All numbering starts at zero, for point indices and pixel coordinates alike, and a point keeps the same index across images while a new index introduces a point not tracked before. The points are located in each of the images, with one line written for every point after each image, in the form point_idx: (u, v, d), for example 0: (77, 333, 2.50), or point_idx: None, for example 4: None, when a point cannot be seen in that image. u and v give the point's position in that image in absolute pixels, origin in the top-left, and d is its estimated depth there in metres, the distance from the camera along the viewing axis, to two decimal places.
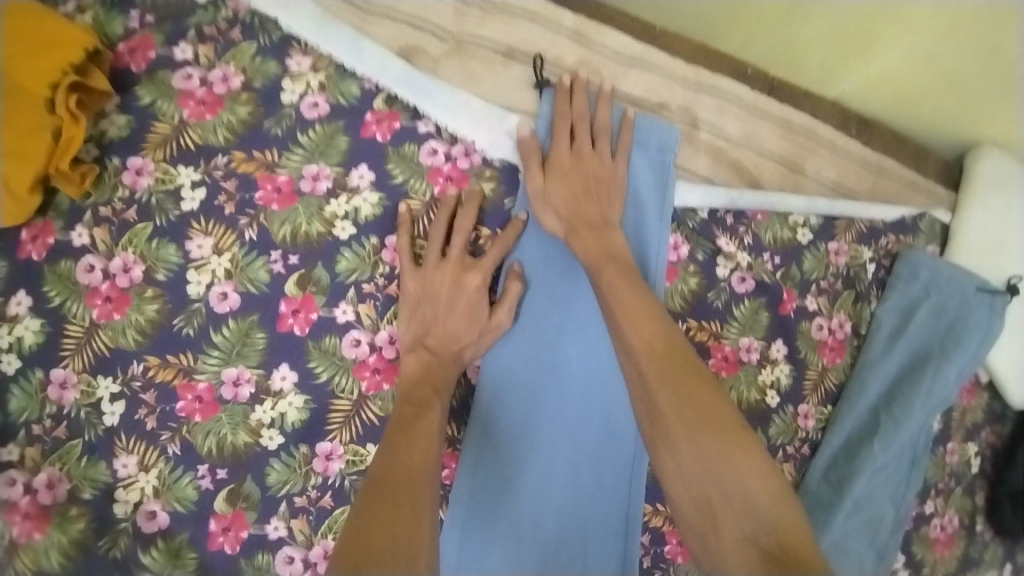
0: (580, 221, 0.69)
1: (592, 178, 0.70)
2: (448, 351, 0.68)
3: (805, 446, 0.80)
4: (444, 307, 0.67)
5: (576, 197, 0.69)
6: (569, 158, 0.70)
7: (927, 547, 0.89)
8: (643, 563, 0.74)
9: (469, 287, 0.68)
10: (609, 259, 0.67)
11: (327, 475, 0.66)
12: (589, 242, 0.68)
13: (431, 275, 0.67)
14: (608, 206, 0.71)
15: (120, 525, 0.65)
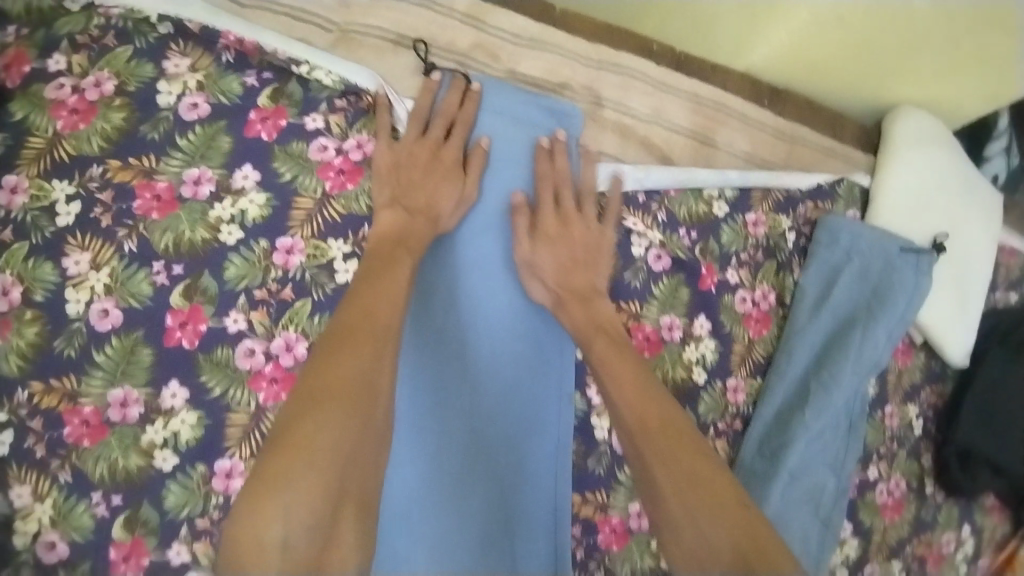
0: (569, 294, 0.69)
1: (580, 244, 0.70)
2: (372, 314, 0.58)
3: (737, 421, 0.78)
4: (392, 240, 0.64)
5: (568, 268, 0.70)
6: (556, 224, 0.70)
7: (875, 514, 0.86)
8: (577, 556, 0.70)
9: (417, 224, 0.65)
10: (598, 330, 0.68)
11: (229, 493, 0.64)
12: (578, 314, 0.69)
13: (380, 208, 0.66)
14: (597, 273, 0.71)
15: (20, 556, 0.60)
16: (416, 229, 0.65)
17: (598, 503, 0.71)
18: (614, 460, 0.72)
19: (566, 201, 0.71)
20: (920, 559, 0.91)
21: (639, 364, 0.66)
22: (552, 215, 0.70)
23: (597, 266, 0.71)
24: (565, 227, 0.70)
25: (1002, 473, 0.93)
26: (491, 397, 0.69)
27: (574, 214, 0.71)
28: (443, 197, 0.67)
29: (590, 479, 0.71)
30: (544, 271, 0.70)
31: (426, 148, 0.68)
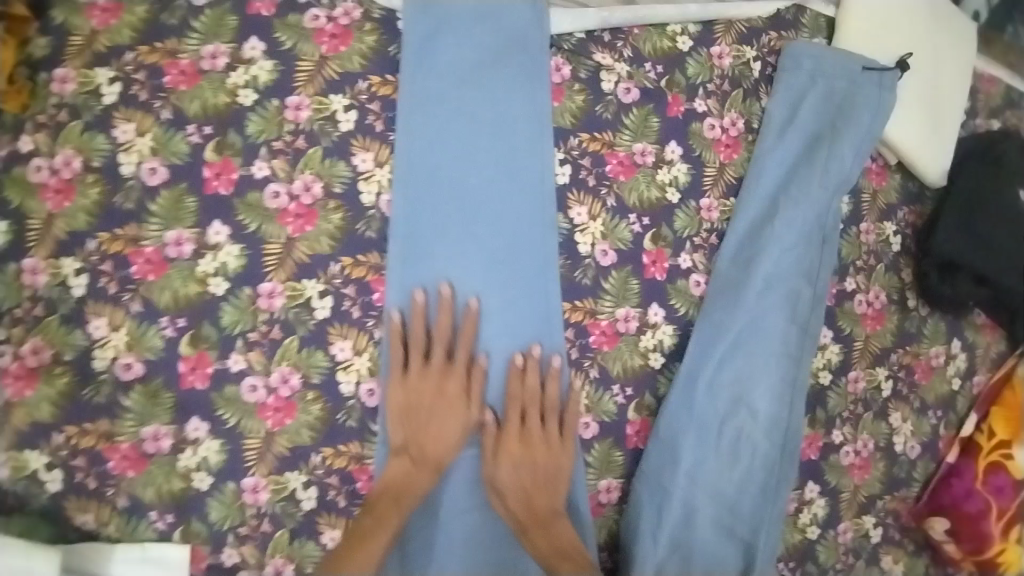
0: (533, 520, 0.75)
1: (543, 473, 0.76)
2: (428, 462, 0.74)
3: (713, 236, 0.86)
4: (426, 417, 0.74)
5: (527, 494, 0.76)
6: (519, 446, 0.76)
7: (856, 322, 0.91)
8: (572, 355, 0.79)
9: (450, 390, 0.74)
10: (561, 557, 0.74)
11: (273, 311, 0.74)
12: (542, 544, 0.74)
13: (416, 379, 0.74)
14: (555, 497, 0.76)
15: (100, 376, 0.72)
16: (447, 397, 0.74)
17: (587, 309, 0.80)
18: (599, 272, 0.80)
19: (531, 422, 0.77)
20: (908, 369, 0.94)
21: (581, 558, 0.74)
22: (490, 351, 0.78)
23: (556, 491, 0.76)
24: (530, 454, 0.76)
25: (987, 285, 0.94)
26: (470, 527, 0.78)
27: (537, 436, 0.76)
28: (460, 361, 0.75)
29: (578, 289, 0.80)
30: (506, 491, 0.75)
31: (445, 334, 0.75)
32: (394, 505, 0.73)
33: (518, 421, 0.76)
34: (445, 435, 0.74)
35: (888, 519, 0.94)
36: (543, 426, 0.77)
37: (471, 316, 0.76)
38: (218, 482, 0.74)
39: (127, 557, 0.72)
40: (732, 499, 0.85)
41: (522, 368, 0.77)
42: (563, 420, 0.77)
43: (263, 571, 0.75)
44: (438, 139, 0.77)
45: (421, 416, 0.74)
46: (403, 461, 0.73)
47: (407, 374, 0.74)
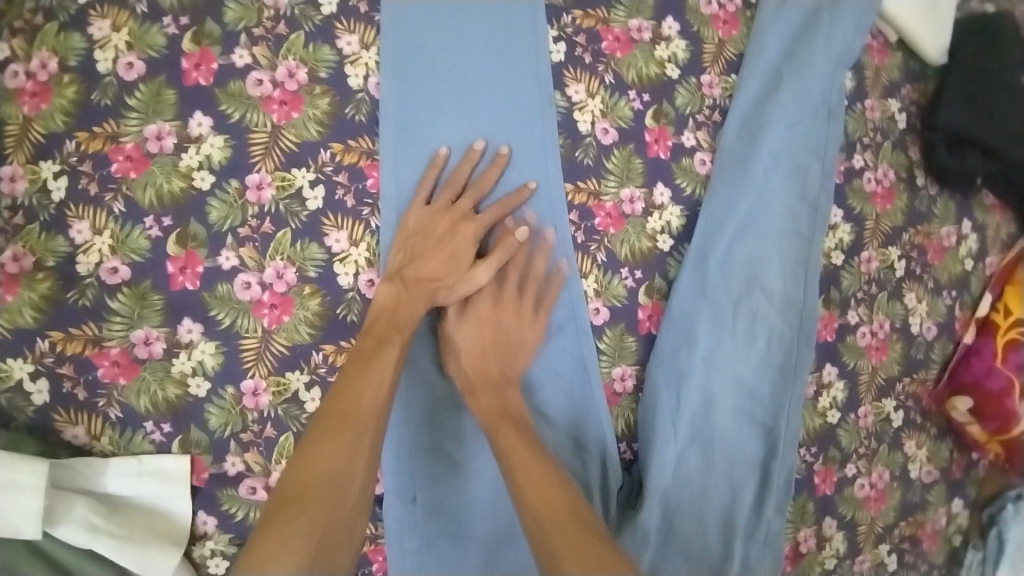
0: (478, 380, 0.73)
1: (507, 336, 0.75)
2: (422, 284, 0.70)
3: (716, 114, 0.83)
4: (435, 242, 0.71)
5: (484, 350, 0.74)
6: (490, 304, 0.74)
7: (866, 201, 0.88)
8: (577, 238, 0.77)
9: (463, 231, 0.71)
10: (504, 418, 0.71)
11: (262, 204, 0.70)
12: (485, 400, 0.72)
13: (428, 219, 0.71)
14: (512, 363, 0.75)
15: (85, 280, 0.67)
16: (456, 238, 0.71)
17: (590, 191, 0.77)
18: (601, 151, 0.77)
19: (524, 296, 0.75)
20: (921, 249, 0.92)
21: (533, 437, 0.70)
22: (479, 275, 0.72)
23: (516, 354, 0.75)
24: (497, 313, 0.74)
25: (996, 157, 0.92)
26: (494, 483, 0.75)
27: (511, 300, 0.75)
28: (463, 205, 0.72)
29: (580, 170, 0.77)
30: (463, 352, 0.74)
31: (462, 178, 0.73)
32: (393, 325, 0.68)
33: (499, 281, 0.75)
34: (439, 274, 0.71)
35: (908, 403, 0.93)
36: (520, 286, 0.75)
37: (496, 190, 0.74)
38: (215, 388, 0.70)
39: (121, 472, 0.67)
40: (751, 384, 0.82)
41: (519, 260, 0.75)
42: (546, 291, 0.76)
43: (268, 479, 0.71)
44: (443, 39, 0.74)
45: (426, 244, 0.71)
46: (396, 285, 0.69)
47: (428, 205, 0.72)
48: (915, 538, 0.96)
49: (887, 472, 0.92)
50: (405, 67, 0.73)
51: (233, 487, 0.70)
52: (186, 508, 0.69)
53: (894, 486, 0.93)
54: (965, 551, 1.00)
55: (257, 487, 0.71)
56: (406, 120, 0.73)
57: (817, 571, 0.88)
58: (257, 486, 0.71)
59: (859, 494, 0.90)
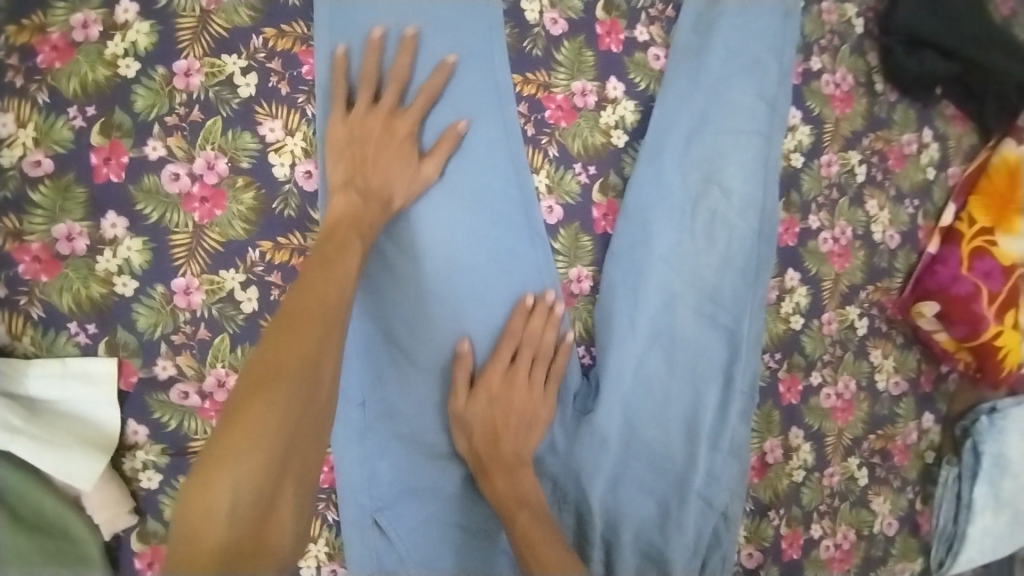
0: (493, 462, 0.72)
1: (517, 411, 0.73)
2: (373, 197, 0.66)
3: (668, 10, 0.82)
4: (374, 149, 0.67)
5: (494, 433, 0.73)
6: (501, 382, 0.73)
7: (825, 104, 0.87)
8: (528, 131, 0.75)
9: (399, 135, 0.68)
10: (520, 505, 0.71)
11: (191, 91, 0.67)
12: (501, 483, 0.71)
13: (359, 121, 0.67)
14: (523, 443, 0.74)
15: (6, 172, 0.63)
16: (394, 139, 0.68)
17: (540, 82, 0.75)
18: (550, 42, 0.76)
19: (521, 360, 0.73)
20: (881, 155, 0.91)
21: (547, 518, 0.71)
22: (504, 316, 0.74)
23: (527, 434, 0.74)
24: (509, 390, 0.73)
25: (955, 59, 0.89)
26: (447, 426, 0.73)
27: (522, 374, 0.73)
28: (386, 102, 0.68)
29: (529, 61, 0.75)
30: (474, 429, 0.72)
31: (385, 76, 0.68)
32: (352, 231, 0.63)
33: (507, 360, 0.73)
34: (393, 180, 0.67)
35: (873, 310, 0.91)
36: (531, 369, 0.74)
37: (519, 308, 0.74)
38: (144, 286, 0.66)
39: (45, 375, 0.65)
40: (712, 286, 0.80)
41: (521, 322, 0.73)
42: (553, 362, 0.75)
43: (202, 383, 0.67)
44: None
45: (365, 157, 0.66)
46: (350, 194, 0.65)
47: (349, 113, 0.67)
48: (885, 453, 0.94)
49: (853, 382, 0.90)
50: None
51: (165, 391, 0.67)
52: (114, 414, 0.66)
53: (862, 397, 0.91)
54: (939, 468, 0.98)
55: (189, 391, 0.67)
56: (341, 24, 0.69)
57: (784, 483, 0.86)
58: (190, 391, 0.67)
59: (826, 404, 0.88)
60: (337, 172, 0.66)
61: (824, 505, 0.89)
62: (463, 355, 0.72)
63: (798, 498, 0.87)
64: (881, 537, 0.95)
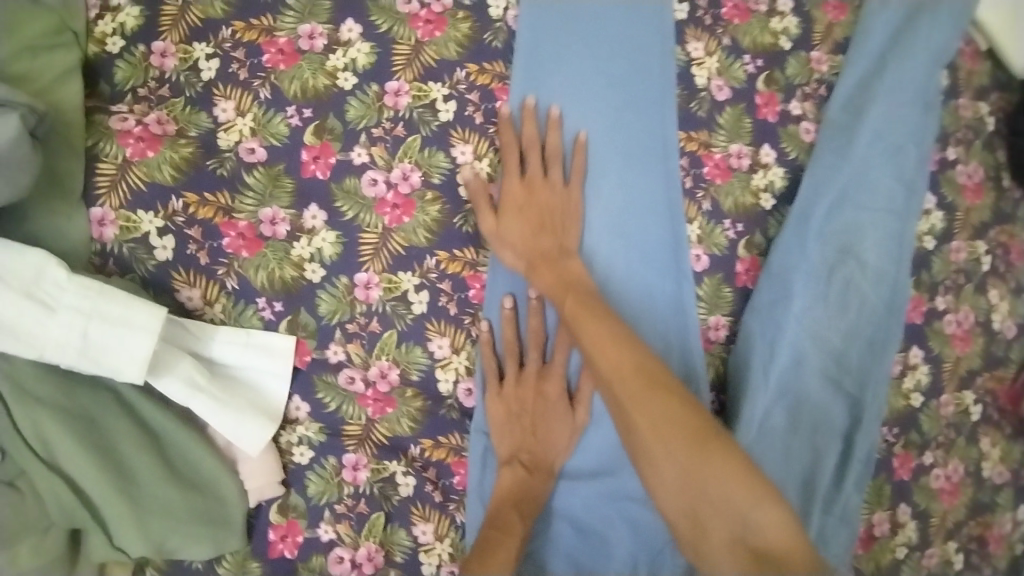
0: (539, 256, 0.73)
1: (547, 214, 0.74)
2: (541, 466, 0.74)
3: (822, 88, 0.86)
4: (532, 417, 0.74)
5: (535, 232, 0.74)
6: (523, 193, 0.74)
7: (958, 192, 0.91)
8: (686, 183, 0.80)
9: (550, 394, 0.74)
10: (567, 290, 0.72)
11: (397, 109, 0.74)
12: (549, 276, 0.72)
13: (515, 388, 0.74)
14: (566, 235, 0.75)
15: (224, 153, 0.71)
16: (547, 400, 0.75)
17: (701, 140, 0.80)
18: (714, 105, 0.81)
19: (529, 164, 0.75)
20: (1005, 248, 0.94)
21: (620, 326, 0.69)
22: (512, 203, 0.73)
23: (564, 231, 0.75)
24: (534, 230, 0.73)
25: None
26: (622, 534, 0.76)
27: (539, 179, 0.75)
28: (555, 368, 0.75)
29: (693, 119, 0.80)
30: (514, 240, 0.73)
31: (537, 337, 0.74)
32: (515, 512, 0.71)
33: (537, 171, 0.75)
34: (555, 438, 0.75)
35: (986, 398, 0.92)
36: (542, 167, 0.75)
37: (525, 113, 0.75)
38: (330, 276, 0.72)
39: (228, 340, 0.69)
40: (839, 350, 0.83)
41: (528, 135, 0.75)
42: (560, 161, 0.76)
43: (367, 371, 0.72)
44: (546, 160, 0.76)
45: (535, 433, 0.74)
46: (514, 470, 0.73)
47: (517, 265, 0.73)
48: (981, 540, 0.94)
49: (961, 467, 0.90)
50: (535, 31, 0.77)
51: (333, 374, 0.72)
52: (281, 388, 0.70)
53: (968, 482, 0.91)
54: None
55: (356, 377, 0.72)
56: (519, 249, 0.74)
57: (887, 559, 0.86)
58: (356, 377, 0.72)
59: (933, 484, 0.89)
60: (503, 446, 0.74)
61: None
62: (489, 194, 0.74)
63: None
64: None
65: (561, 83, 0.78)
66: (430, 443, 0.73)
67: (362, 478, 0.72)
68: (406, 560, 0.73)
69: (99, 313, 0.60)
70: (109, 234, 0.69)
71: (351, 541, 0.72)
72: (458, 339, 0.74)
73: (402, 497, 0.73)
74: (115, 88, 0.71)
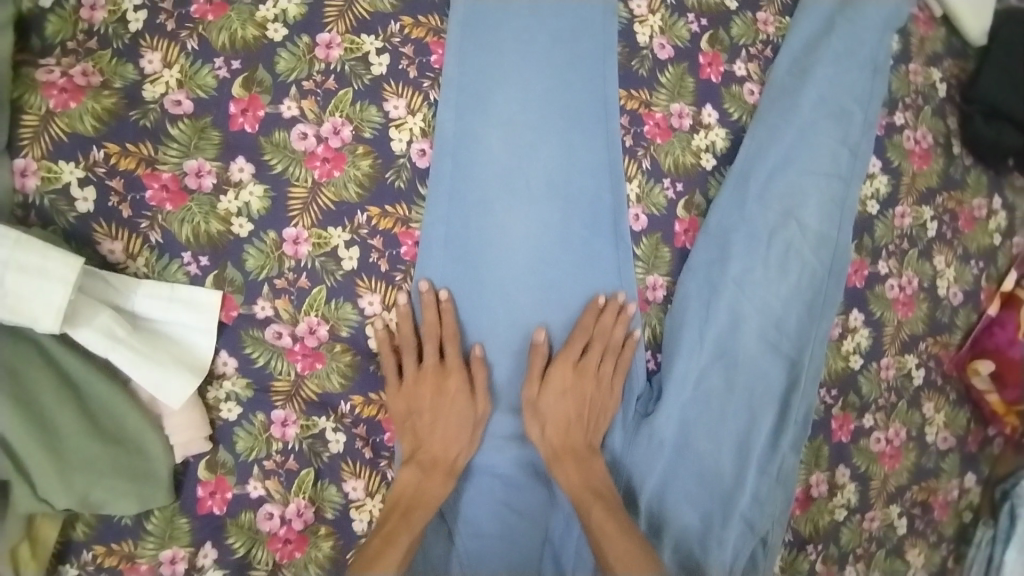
0: (566, 408, 0.76)
1: (590, 402, 0.77)
2: (440, 466, 0.72)
3: (768, 49, 0.86)
4: (428, 422, 0.73)
5: (567, 425, 0.76)
6: (572, 374, 0.76)
7: (904, 157, 0.90)
8: (626, 142, 0.78)
9: (450, 390, 0.73)
10: (595, 498, 0.73)
11: (329, 62, 0.72)
12: (575, 476, 0.74)
13: (413, 385, 0.72)
14: (593, 432, 0.78)
15: (149, 104, 0.69)
16: (446, 397, 0.73)
17: (643, 99, 0.79)
18: (656, 64, 0.80)
19: (591, 354, 0.76)
20: (952, 214, 0.94)
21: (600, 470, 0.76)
22: (567, 371, 0.76)
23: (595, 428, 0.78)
24: (578, 380, 0.76)
25: None
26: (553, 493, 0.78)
27: (591, 368, 0.77)
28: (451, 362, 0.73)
29: (635, 78, 0.79)
30: (548, 420, 0.76)
31: (432, 331, 0.73)
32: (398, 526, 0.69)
33: (576, 356, 0.76)
34: (452, 435, 0.73)
35: (930, 363, 0.92)
36: (599, 360, 0.77)
37: (592, 308, 0.76)
38: (258, 230, 0.71)
39: (153, 294, 0.68)
40: (779, 314, 0.83)
41: (592, 319, 0.76)
42: (620, 356, 0.78)
43: (295, 327, 0.71)
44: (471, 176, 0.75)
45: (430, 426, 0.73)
46: (416, 468, 0.72)
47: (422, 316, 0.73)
48: (925, 505, 0.94)
49: (903, 431, 0.91)
50: (467, 13, 0.75)
51: (260, 330, 0.71)
52: (208, 343, 0.69)
53: (910, 446, 0.92)
54: (974, 529, 0.97)
55: (283, 333, 0.71)
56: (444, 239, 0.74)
57: (826, 520, 0.87)
58: (283, 332, 0.71)
59: (874, 447, 0.89)
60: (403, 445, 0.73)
61: (861, 549, 0.90)
62: (540, 344, 0.75)
63: (837, 537, 0.88)
64: None
65: (497, 49, 0.76)
66: (360, 399, 0.73)
67: (291, 435, 0.72)
68: (336, 517, 0.73)
69: (18, 262, 0.59)
70: (30, 185, 0.66)
71: (280, 498, 0.72)
72: (389, 296, 0.73)
73: (332, 453, 0.73)
74: (45, 42, 0.68)
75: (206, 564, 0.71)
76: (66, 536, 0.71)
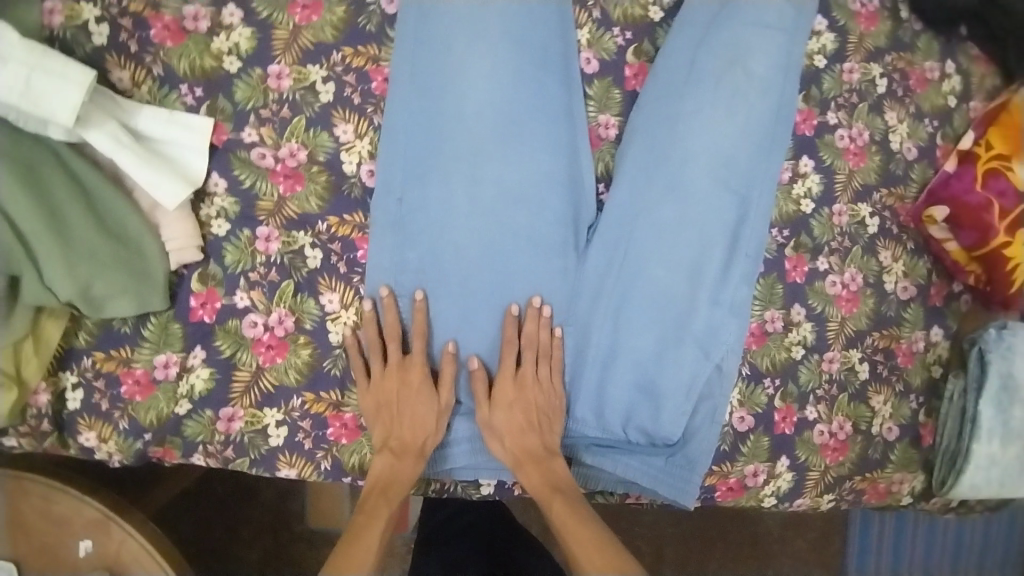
0: (523, 455, 0.80)
1: (536, 407, 0.82)
2: (410, 449, 0.78)
3: None
4: (405, 416, 0.78)
5: (521, 429, 0.81)
6: (513, 388, 0.81)
7: (850, 19, 0.95)
8: None
9: (416, 399, 0.79)
10: (554, 492, 0.78)
11: None
12: (516, 441, 0.80)
13: (380, 383, 0.79)
14: (549, 432, 0.82)
15: None
16: (413, 387, 0.79)
17: None
18: None
19: (526, 366, 0.83)
20: (901, 74, 0.98)
21: (584, 508, 0.77)
22: (509, 381, 0.81)
23: (549, 428, 0.82)
24: (520, 391, 0.81)
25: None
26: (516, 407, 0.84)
27: (529, 377, 0.82)
28: (414, 356, 0.80)
29: None
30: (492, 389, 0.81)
31: (395, 334, 0.80)
32: (382, 498, 0.76)
33: (513, 367, 0.82)
34: (423, 422, 0.79)
35: (885, 213, 0.95)
36: (536, 368, 0.83)
37: (508, 320, 0.83)
38: (245, 67, 0.80)
39: (153, 117, 0.77)
40: (728, 155, 0.85)
41: (515, 331, 0.83)
42: (553, 359, 0.84)
43: (277, 151, 0.80)
44: (428, 117, 0.81)
45: (394, 415, 0.79)
46: (389, 457, 0.78)
47: (371, 381, 0.79)
48: (888, 352, 0.95)
49: (860, 276, 0.94)
50: None
51: (246, 152, 0.80)
52: (201, 162, 0.78)
53: (868, 292, 0.94)
54: (945, 383, 0.97)
55: (266, 154, 0.80)
56: (406, 171, 0.81)
57: (782, 356, 0.90)
58: (267, 154, 0.80)
59: (830, 290, 0.92)
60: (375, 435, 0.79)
61: (821, 390, 0.92)
62: (474, 368, 0.82)
63: (795, 375, 0.90)
64: (880, 441, 0.95)
65: None
66: (336, 219, 0.81)
67: (273, 249, 0.80)
68: (314, 327, 0.80)
69: (42, 68, 0.68)
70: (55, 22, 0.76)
71: (263, 307, 0.79)
72: (362, 126, 0.81)
73: (310, 269, 0.80)
74: None
75: (195, 364, 0.79)
76: (68, 343, 0.79)
